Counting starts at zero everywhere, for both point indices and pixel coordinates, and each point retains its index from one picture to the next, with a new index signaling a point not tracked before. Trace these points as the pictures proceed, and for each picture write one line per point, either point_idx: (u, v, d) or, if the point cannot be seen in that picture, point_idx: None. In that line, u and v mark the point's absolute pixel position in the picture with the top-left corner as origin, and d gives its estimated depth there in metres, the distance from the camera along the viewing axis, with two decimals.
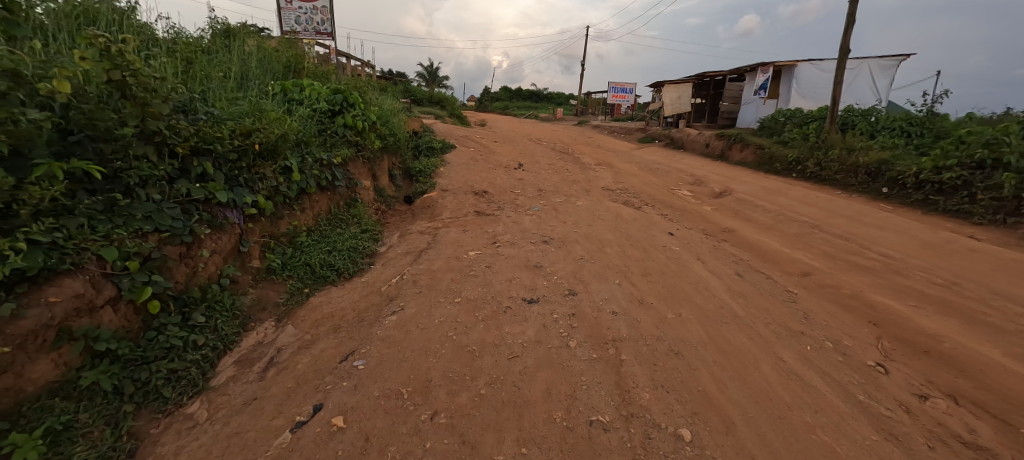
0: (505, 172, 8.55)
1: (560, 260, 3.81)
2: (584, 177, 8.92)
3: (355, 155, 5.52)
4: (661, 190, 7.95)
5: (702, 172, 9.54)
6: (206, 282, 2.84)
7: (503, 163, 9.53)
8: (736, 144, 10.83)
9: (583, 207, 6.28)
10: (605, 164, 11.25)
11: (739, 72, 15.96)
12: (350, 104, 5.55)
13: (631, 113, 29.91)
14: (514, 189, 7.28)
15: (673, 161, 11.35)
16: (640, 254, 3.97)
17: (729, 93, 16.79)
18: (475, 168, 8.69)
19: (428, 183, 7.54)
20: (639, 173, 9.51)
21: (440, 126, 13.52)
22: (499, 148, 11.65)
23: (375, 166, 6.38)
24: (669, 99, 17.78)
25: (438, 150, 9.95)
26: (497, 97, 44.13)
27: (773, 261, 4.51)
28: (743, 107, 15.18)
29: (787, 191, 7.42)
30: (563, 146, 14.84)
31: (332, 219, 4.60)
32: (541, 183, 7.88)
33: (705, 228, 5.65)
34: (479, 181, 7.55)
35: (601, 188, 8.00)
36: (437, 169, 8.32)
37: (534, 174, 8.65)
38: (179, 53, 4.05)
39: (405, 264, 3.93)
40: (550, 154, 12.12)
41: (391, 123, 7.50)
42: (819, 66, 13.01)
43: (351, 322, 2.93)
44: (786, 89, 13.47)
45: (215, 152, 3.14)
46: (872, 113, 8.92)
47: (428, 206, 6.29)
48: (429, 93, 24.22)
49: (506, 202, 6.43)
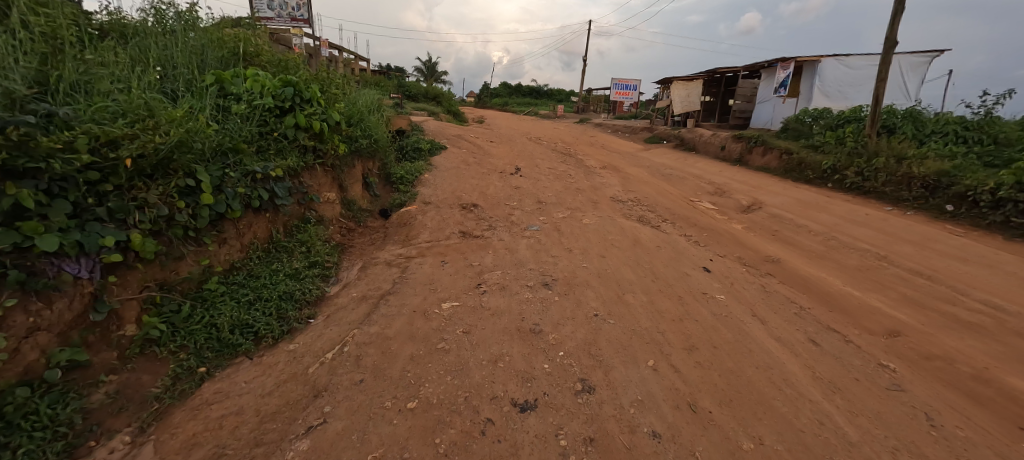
0: (499, 179, 7.49)
1: (566, 319, 2.76)
2: (589, 185, 7.84)
3: (311, 163, 4.46)
4: (679, 201, 6.90)
5: (723, 180, 8.48)
6: (11, 383, 1.83)
7: (497, 168, 8.45)
8: (758, 148, 9.76)
9: (592, 225, 5.23)
10: (612, 168, 10.18)
11: (754, 69, 14.89)
12: (305, 100, 4.48)
13: (635, 111, 28.81)
14: (509, 200, 6.21)
15: (687, 166, 10.25)
16: (675, 308, 2.92)
17: (742, 90, 15.68)
18: (465, 173, 7.63)
19: (408, 191, 6.48)
20: (651, 180, 8.47)
21: (431, 124, 12.44)
22: (495, 149, 10.55)
23: (342, 174, 5.32)
24: (678, 96, 16.70)
25: (425, 152, 8.86)
26: (496, 93, 42.97)
27: (842, 309, 3.48)
28: (758, 106, 14.10)
29: (827, 205, 6.37)
30: (565, 146, 13.78)
31: (269, 250, 3.55)
32: (541, 193, 6.80)
33: (742, 256, 4.60)
34: (469, 190, 6.49)
35: (610, 199, 6.93)
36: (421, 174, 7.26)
37: (533, 181, 7.57)
38: (52, 31, 3.00)
39: (355, 321, 2.87)
40: (551, 156, 11.03)
41: (366, 121, 6.42)
42: (845, 62, 11.93)
43: (246, 445, 1.89)
44: (808, 86, 12.37)
45: (51, 173, 2.11)
46: (917, 115, 7.86)
47: (405, 223, 5.21)
48: (424, 88, 23.13)
49: (499, 219, 5.36)
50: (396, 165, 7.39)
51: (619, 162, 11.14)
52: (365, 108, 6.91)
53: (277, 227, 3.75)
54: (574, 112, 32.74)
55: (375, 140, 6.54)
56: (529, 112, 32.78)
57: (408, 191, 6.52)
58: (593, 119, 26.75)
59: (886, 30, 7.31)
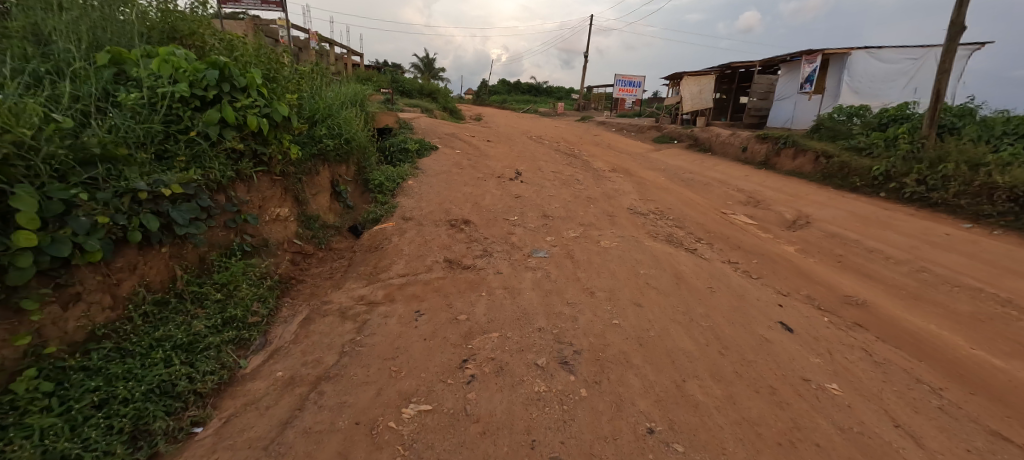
0: (496, 186, 6.40)
1: (603, 447, 1.68)
2: (601, 193, 6.75)
3: (247, 171, 3.39)
4: (709, 213, 5.84)
5: (752, 187, 7.40)
6: None
7: (494, 172, 7.34)
8: (789, 149, 8.67)
9: (613, 248, 4.13)
10: (623, 172, 9.08)
11: (772, 63, 13.83)
12: (239, 87, 3.38)
13: (638, 110, 27.72)
14: (508, 214, 5.11)
15: (707, 169, 9.16)
16: (774, 417, 1.85)
17: (758, 86, 14.59)
18: (457, 179, 6.54)
19: (387, 201, 5.40)
20: (670, 187, 7.41)
21: (422, 122, 11.31)
22: (492, 150, 9.42)
23: (299, 184, 4.23)
24: (689, 93, 15.60)
25: (412, 153, 7.74)
26: (494, 91, 41.80)
27: (991, 392, 2.41)
28: (778, 104, 13.13)
29: (891, 221, 5.30)
30: (568, 146, 12.71)
31: (162, 302, 2.49)
32: (546, 204, 5.70)
33: (812, 296, 3.53)
34: (460, 201, 5.41)
35: (628, 211, 5.82)
36: (405, 180, 6.17)
37: (536, 188, 6.47)
38: None
39: (259, 441, 1.80)
40: (554, 158, 9.95)
41: (336, 117, 5.31)
42: (877, 56, 10.86)
43: None
44: (836, 82, 11.28)
45: None
46: (981, 115, 6.78)
47: (376, 246, 4.10)
48: (419, 84, 21.96)
49: (496, 240, 4.25)
50: (376, 170, 6.30)
51: (630, 165, 10.05)
52: (337, 102, 5.81)
53: (184, 265, 2.68)
54: (575, 109, 31.63)
55: (348, 140, 5.44)
56: (529, 110, 31.67)
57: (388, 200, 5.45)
58: (595, 117, 25.63)
59: (951, 13, 6.23)
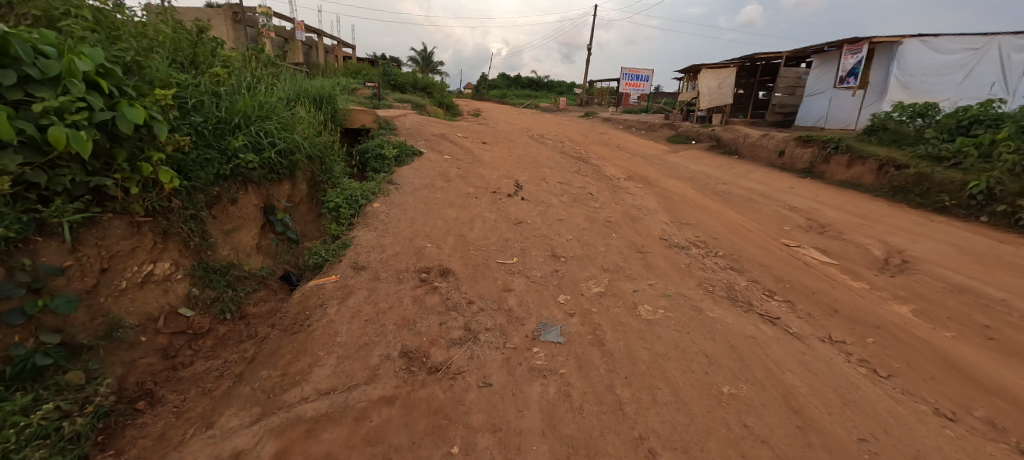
0: (489, 206, 5.00)
1: None
2: (621, 214, 5.35)
3: (59, 221, 2.08)
4: (767, 245, 4.44)
5: (806, 203, 6.00)
6: None
7: (488, 186, 5.91)
8: (841, 155, 7.24)
9: (659, 322, 2.74)
10: (642, 182, 7.66)
11: (802, 54, 12.35)
12: (47, 79, 2.02)
13: (646, 105, 26.20)
14: (501, 255, 3.70)
15: (741, 178, 7.73)
16: None
17: (784, 81, 13.12)
18: (439, 197, 5.13)
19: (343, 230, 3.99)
20: (705, 203, 6.00)
21: (408, 120, 9.85)
22: (487, 155, 7.98)
23: (192, 224, 2.88)
24: (706, 87, 14.13)
25: (387, 161, 6.36)
26: (494, 84, 40.22)
27: None
28: (810, 100, 11.67)
29: (1021, 261, 3.92)
30: (575, 147, 11.29)
31: None
32: (553, 234, 4.30)
33: (997, 422, 2.16)
34: (438, 232, 4.01)
35: (662, 243, 4.42)
36: (373, 199, 4.74)
37: (540, 210, 5.06)
38: None
39: None
40: (560, 163, 8.52)
41: (271, 120, 3.92)
42: (932, 46, 9.25)
43: None
44: (883, 76, 9.82)
45: None
46: None
47: (301, 320, 2.71)
48: (413, 77, 20.40)
49: (483, 307, 2.86)
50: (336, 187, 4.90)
51: (648, 171, 8.62)
52: (279, 102, 4.42)
53: None
54: (578, 104, 30.08)
55: (291, 151, 4.04)
56: (530, 105, 30.15)
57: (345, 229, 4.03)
58: (600, 113, 24.12)
59: None
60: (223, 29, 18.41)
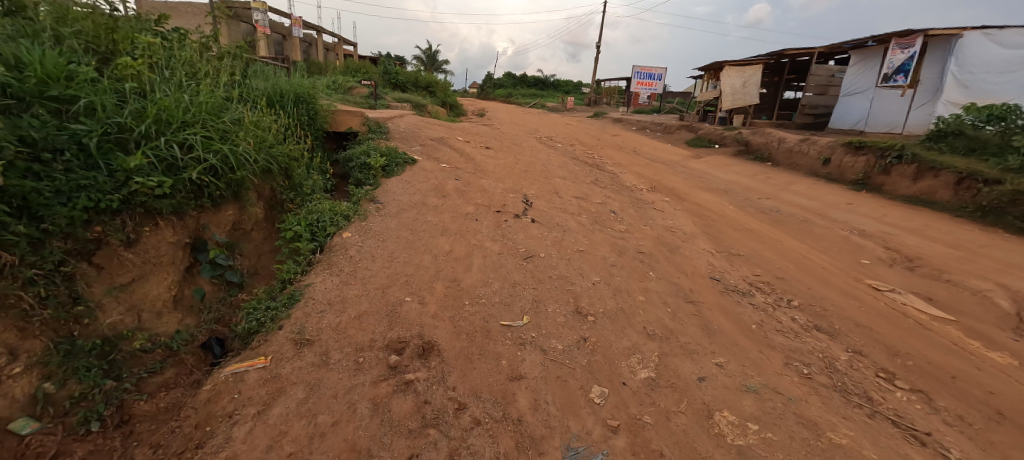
0: (491, 232, 4.02)
1: None
2: (654, 241, 4.34)
3: None
4: (852, 289, 3.42)
5: (875, 225, 4.97)
6: None
7: (490, 203, 4.91)
8: (905, 166, 6.18)
9: (756, 454, 1.76)
10: (668, 195, 6.64)
11: (838, 50, 11.24)
12: None
13: (657, 105, 25.15)
14: (506, 311, 2.71)
15: (783, 190, 6.69)
16: None
17: (816, 79, 12.02)
18: (430, 219, 4.16)
19: (302, 267, 3.03)
20: (752, 224, 4.98)
21: (403, 121, 8.88)
22: (490, 162, 6.98)
23: (45, 290, 1.99)
24: (729, 86, 13.05)
25: (373, 170, 5.45)
26: (499, 84, 39.24)
27: None
28: (851, 100, 10.55)
29: None
30: (588, 152, 10.28)
31: None
32: (574, 275, 3.30)
33: None
34: (423, 275, 3.03)
35: (715, 285, 3.40)
36: (348, 221, 3.77)
37: (555, 237, 4.05)
38: None
39: None
40: (573, 171, 7.52)
41: (200, 126, 2.95)
42: (998, 39, 8.09)
43: None
44: (938, 74, 8.71)
45: None
46: None
47: (193, 444, 1.79)
48: (414, 75, 19.43)
49: (479, 417, 1.88)
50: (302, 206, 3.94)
51: (673, 181, 7.58)
52: (224, 102, 3.45)
53: None
54: (586, 104, 29.02)
55: (233, 164, 3.06)
56: (537, 104, 29.16)
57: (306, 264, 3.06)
58: (610, 113, 23.05)
59: None
60: (216, 24, 17.57)
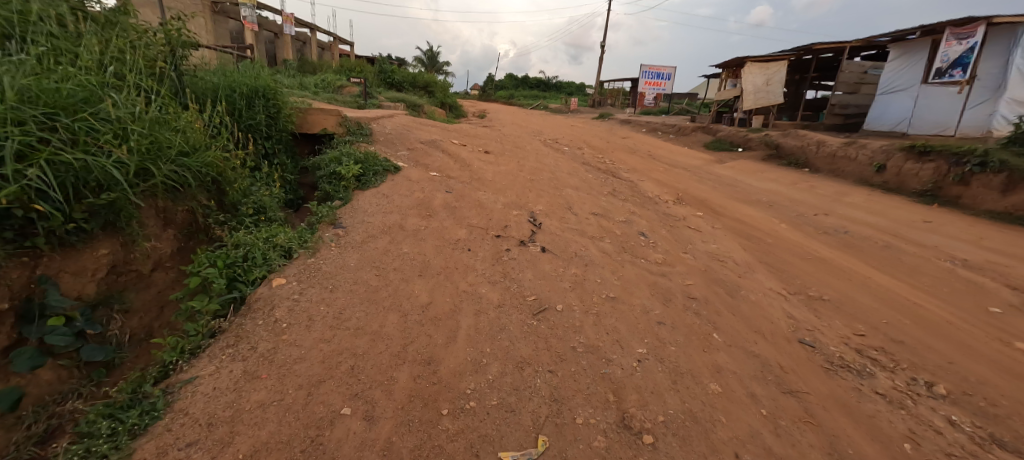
0: (489, 270, 2.97)
1: None
2: (704, 278, 3.28)
3: None
4: (1013, 361, 2.38)
5: (979, 252, 3.93)
6: None
7: (488, 223, 3.86)
8: (991, 175, 5.14)
9: None
10: (700, 209, 5.57)
11: (875, 43, 10.17)
12: None
13: (665, 106, 24.06)
14: (510, 428, 1.67)
15: (836, 202, 5.63)
16: None
17: (848, 76, 10.94)
18: (407, 249, 3.11)
19: (200, 339, 2.01)
20: (820, 251, 3.93)
21: (391, 122, 7.81)
22: (489, 170, 5.92)
23: None
24: (750, 85, 11.98)
25: (345, 182, 4.49)
26: (500, 85, 38.18)
27: None
28: (892, 97, 9.49)
29: None
30: (600, 156, 9.20)
31: None
32: (609, 346, 2.24)
33: None
34: (385, 351, 2.00)
35: (812, 357, 2.36)
36: (295, 251, 2.76)
37: (573, 276, 3.00)
38: None
39: None
40: (586, 179, 6.46)
41: (33, 123, 1.96)
42: None
43: None
44: (999, 69, 7.63)
45: None
46: None
47: None
48: (411, 74, 18.36)
49: None
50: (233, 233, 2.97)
51: (702, 190, 6.51)
52: (102, 88, 2.45)
53: None
54: (591, 105, 27.92)
55: (97, 182, 2.10)
56: (539, 106, 28.08)
57: (210, 329, 2.05)
58: (617, 115, 21.93)
59: None
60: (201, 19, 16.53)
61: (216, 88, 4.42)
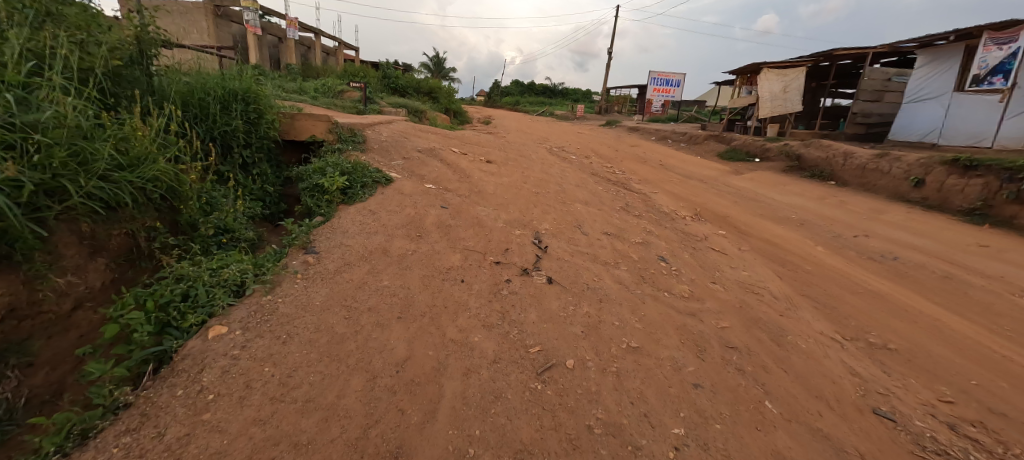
0: (485, 309, 2.48)
1: None
2: (741, 318, 2.77)
3: None
4: None
5: None
6: None
7: (486, 246, 3.36)
8: None
9: None
10: (723, 226, 5.04)
11: (901, 49, 9.64)
12: None
13: (675, 113, 23.54)
14: None
15: (874, 220, 5.09)
16: None
17: (871, 83, 10.39)
18: (390, 280, 2.63)
19: (96, 417, 1.53)
20: (871, 282, 3.40)
21: (388, 128, 7.36)
22: (490, 182, 5.44)
23: None
24: (767, 92, 11.48)
25: (329, 195, 4.03)
26: (506, 91, 37.87)
27: None
28: (921, 106, 8.94)
29: None
30: (609, 166, 8.70)
31: None
32: (635, 423, 1.74)
33: None
34: (344, 438, 1.52)
35: (894, 438, 1.84)
36: (248, 285, 2.30)
37: (586, 317, 2.49)
38: None
39: None
40: (597, 192, 5.96)
41: None
42: None
43: None
44: None
45: None
46: None
47: None
48: (415, 79, 18.00)
49: None
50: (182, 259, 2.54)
51: (722, 205, 5.99)
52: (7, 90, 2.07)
53: None
54: (597, 111, 27.47)
55: None
56: (545, 113, 27.68)
57: (117, 401, 1.58)
58: (625, 122, 21.44)
59: None
60: (204, 24, 16.30)
61: (188, 89, 3.99)
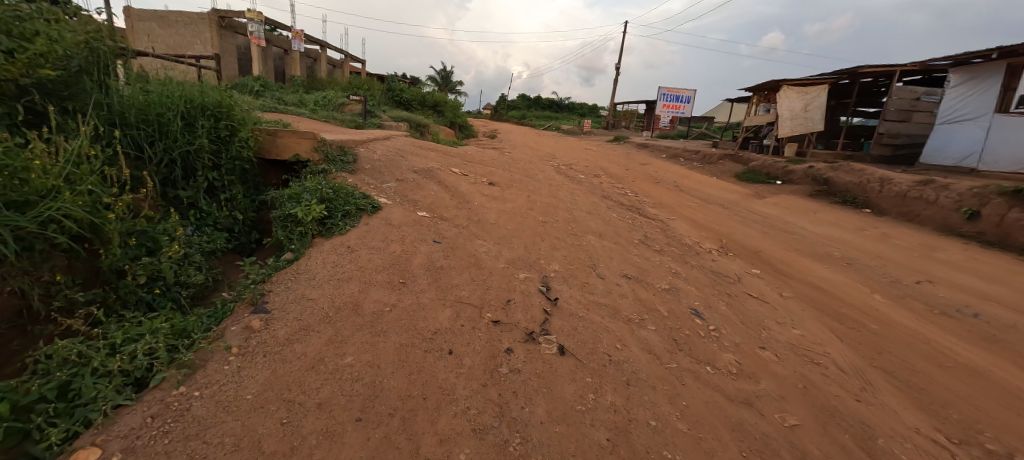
0: (477, 399, 1.87)
1: None
2: (812, 411, 2.14)
3: None
4: None
5: None
6: None
7: (483, 296, 2.76)
8: None
9: None
10: (756, 263, 4.42)
11: (933, 68, 9.05)
12: None
13: (685, 129, 22.99)
14: None
15: (931, 260, 4.46)
16: None
17: (898, 102, 9.77)
18: (355, 354, 2.03)
19: None
20: (957, 351, 2.78)
21: (384, 144, 6.82)
22: (492, 208, 4.86)
23: None
24: (788, 109, 10.91)
25: (303, 227, 3.46)
26: (513, 105, 37.63)
27: None
28: (957, 128, 8.32)
29: None
30: (621, 187, 8.11)
31: None
32: None
33: None
34: None
35: None
36: (157, 370, 1.71)
37: (612, 414, 1.88)
38: None
39: None
40: (611, 219, 5.35)
41: None
42: None
43: None
44: None
45: None
46: None
47: None
48: (420, 92, 17.60)
49: None
50: (87, 324, 1.95)
51: (750, 236, 5.36)
52: None
53: None
54: (605, 126, 27.00)
55: None
56: (552, 127, 27.28)
57: None
58: (633, 137, 20.91)
59: None
60: (207, 34, 16.02)
61: (145, 103, 3.45)
